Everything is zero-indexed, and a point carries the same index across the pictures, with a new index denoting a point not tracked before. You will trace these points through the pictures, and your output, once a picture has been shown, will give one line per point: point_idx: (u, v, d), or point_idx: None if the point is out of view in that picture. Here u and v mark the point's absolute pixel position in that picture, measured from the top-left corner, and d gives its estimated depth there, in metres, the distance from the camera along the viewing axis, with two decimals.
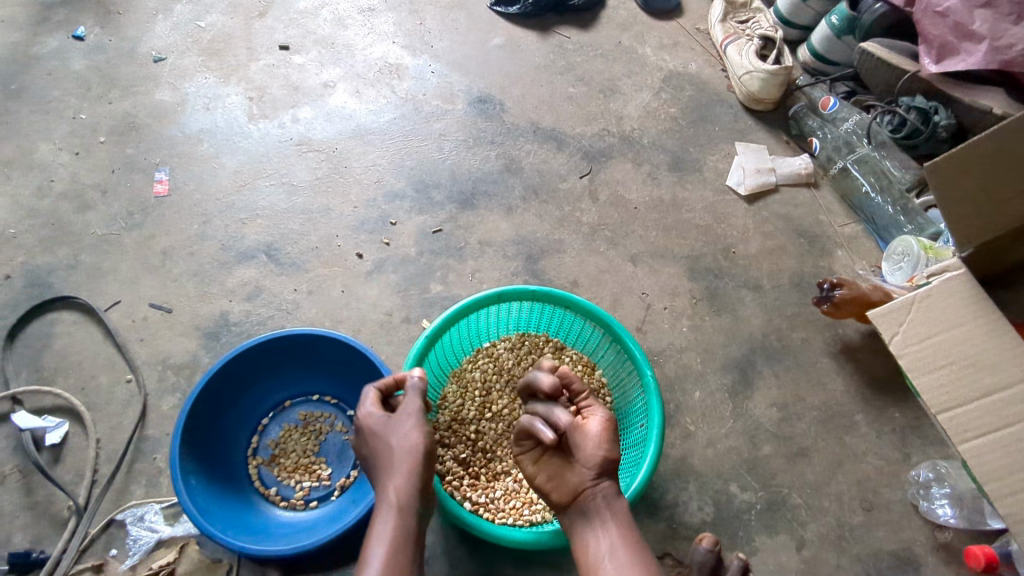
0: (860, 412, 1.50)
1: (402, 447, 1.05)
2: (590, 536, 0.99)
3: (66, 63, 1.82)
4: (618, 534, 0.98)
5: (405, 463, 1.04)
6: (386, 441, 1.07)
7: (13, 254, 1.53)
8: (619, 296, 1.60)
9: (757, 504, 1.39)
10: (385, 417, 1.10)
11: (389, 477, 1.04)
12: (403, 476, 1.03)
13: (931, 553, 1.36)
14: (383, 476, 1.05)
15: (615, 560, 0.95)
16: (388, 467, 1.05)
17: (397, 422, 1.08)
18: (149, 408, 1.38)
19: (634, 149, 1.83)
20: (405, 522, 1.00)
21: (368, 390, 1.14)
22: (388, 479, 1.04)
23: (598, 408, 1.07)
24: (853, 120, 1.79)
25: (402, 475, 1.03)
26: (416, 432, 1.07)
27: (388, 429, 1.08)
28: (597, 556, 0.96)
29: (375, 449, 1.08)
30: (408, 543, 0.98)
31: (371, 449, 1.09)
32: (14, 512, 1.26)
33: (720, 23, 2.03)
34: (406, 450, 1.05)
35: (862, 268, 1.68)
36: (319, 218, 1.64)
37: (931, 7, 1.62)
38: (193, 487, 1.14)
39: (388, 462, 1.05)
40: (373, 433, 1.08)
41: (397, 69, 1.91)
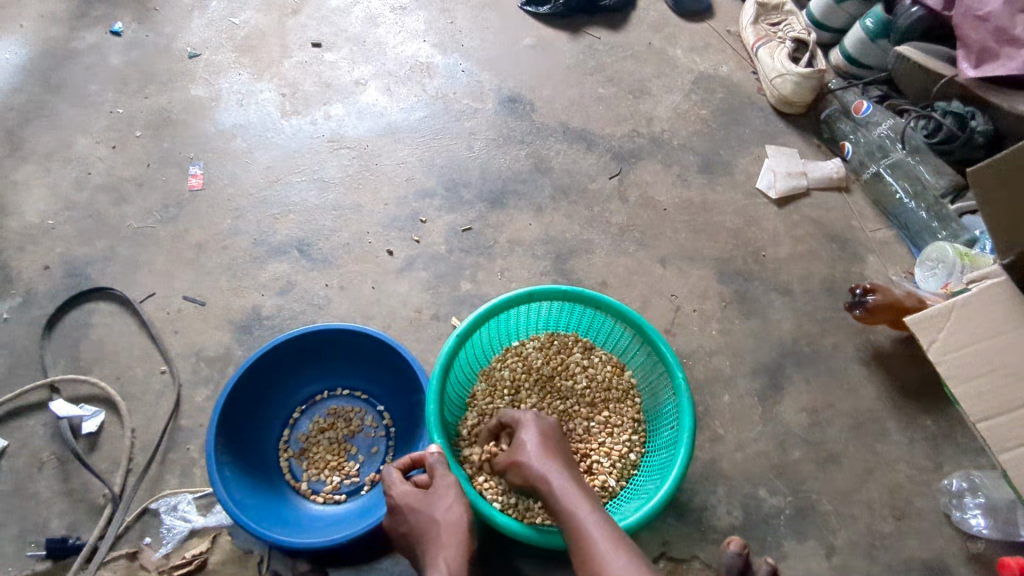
0: (891, 419, 1.48)
1: (446, 520, 1.03)
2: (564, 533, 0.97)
3: (104, 58, 1.85)
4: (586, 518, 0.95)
5: (453, 536, 1.01)
6: (429, 518, 1.03)
7: (51, 245, 1.56)
8: (648, 298, 1.60)
9: (786, 509, 1.38)
10: (421, 491, 1.07)
11: (434, 551, 1.00)
12: (450, 549, 0.99)
13: (964, 564, 1.34)
14: (428, 554, 1.00)
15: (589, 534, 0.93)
16: (435, 540, 1.01)
17: (437, 494, 1.06)
18: (183, 399, 1.40)
19: (663, 151, 1.82)
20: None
21: (389, 468, 1.13)
22: (435, 552, 1.00)
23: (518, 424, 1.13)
24: (887, 124, 1.78)
25: (452, 546, 1.00)
26: (456, 502, 1.04)
27: (427, 504, 1.05)
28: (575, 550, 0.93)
29: (416, 526, 1.04)
30: None
31: (411, 525, 1.05)
32: (52, 498, 1.29)
33: (752, 26, 2.02)
34: (450, 522, 1.02)
35: (895, 274, 1.66)
36: (351, 215, 1.65)
37: (972, 12, 1.59)
38: (227, 477, 1.15)
39: (433, 537, 1.01)
40: (412, 508, 1.05)
41: (428, 67, 1.92)
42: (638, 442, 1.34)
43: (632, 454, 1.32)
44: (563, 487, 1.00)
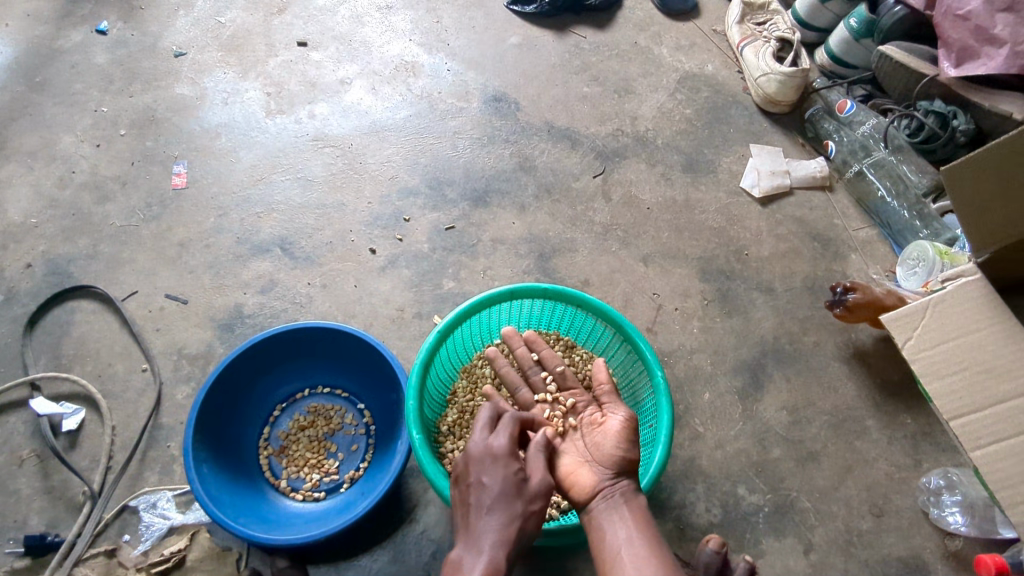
0: (871, 417, 1.49)
1: (525, 514, 0.93)
2: (608, 527, 0.97)
3: (89, 57, 1.85)
4: (637, 525, 0.96)
5: (517, 530, 0.92)
6: (512, 497, 0.94)
7: (35, 243, 1.56)
8: (630, 296, 1.60)
9: (765, 507, 1.38)
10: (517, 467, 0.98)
11: (497, 524, 0.91)
12: (512, 539, 0.90)
13: (941, 561, 1.35)
14: (487, 523, 0.91)
15: (632, 550, 0.92)
16: (500, 521, 0.91)
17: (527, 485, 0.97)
18: (164, 396, 1.40)
19: (647, 149, 1.83)
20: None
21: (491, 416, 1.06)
22: (495, 526, 0.91)
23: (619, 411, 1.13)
24: (870, 124, 1.78)
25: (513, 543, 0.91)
26: (539, 502, 0.96)
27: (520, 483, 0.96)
28: (617, 548, 0.93)
29: (495, 492, 0.94)
30: None
31: (491, 485, 0.95)
32: (31, 496, 1.29)
33: (737, 25, 2.03)
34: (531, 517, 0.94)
35: (876, 273, 1.66)
36: (334, 213, 1.65)
37: (952, 11, 1.61)
38: (205, 475, 1.16)
39: (502, 512, 0.93)
40: (508, 479, 0.95)
41: (413, 66, 1.92)
42: None
43: None
44: (627, 494, 1.01)
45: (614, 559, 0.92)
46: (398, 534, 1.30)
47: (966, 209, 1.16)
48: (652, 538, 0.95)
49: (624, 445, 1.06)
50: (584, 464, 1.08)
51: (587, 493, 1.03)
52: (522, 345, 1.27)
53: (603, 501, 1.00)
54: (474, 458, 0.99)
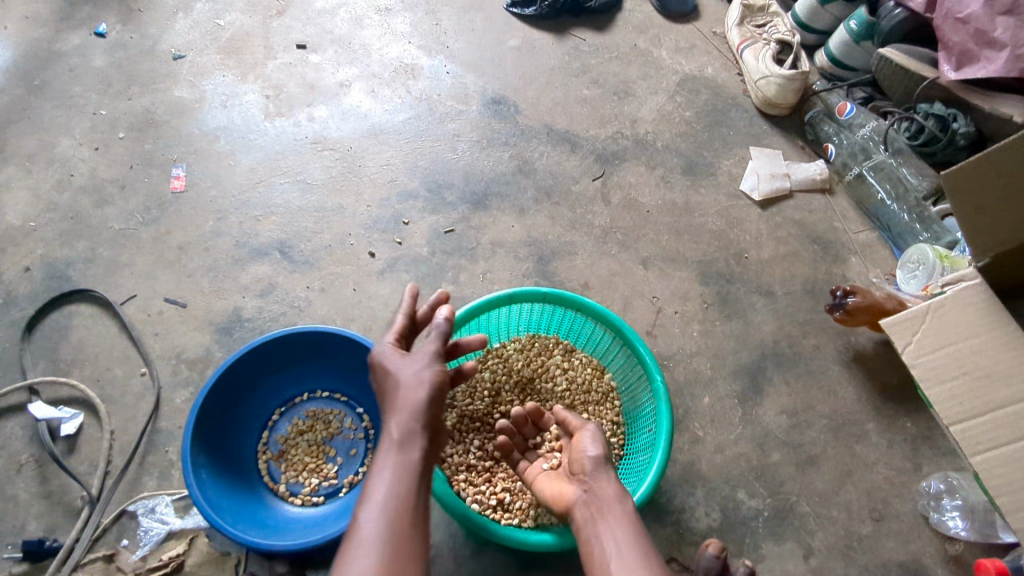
0: (871, 421, 1.49)
1: (416, 383, 1.02)
2: (595, 538, 0.96)
3: (88, 59, 1.85)
4: (623, 531, 0.95)
5: (415, 400, 1.00)
6: (398, 377, 1.03)
7: (33, 247, 1.56)
8: (630, 299, 1.60)
9: (764, 511, 1.38)
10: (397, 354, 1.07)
11: (396, 406, 1.00)
12: (413, 413, 0.99)
13: (941, 565, 1.34)
14: (389, 408, 1.01)
15: (622, 559, 0.91)
16: (397, 402, 1.00)
17: (409, 360, 1.06)
18: (163, 401, 1.40)
19: (647, 152, 1.83)
20: (413, 457, 0.95)
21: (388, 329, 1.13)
22: (396, 413, 0.99)
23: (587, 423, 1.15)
24: (870, 126, 1.77)
25: (406, 412, 0.99)
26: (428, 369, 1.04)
27: (402, 362, 1.05)
28: (605, 558, 0.93)
29: (387, 384, 1.04)
30: (403, 481, 0.92)
31: (383, 384, 1.05)
32: (29, 501, 1.29)
33: (737, 27, 2.02)
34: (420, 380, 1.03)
35: (876, 276, 1.66)
36: (333, 217, 1.65)
37: (953, 14, 1.60)
38: (204, 480, 1.16)
39: (397, 396, 1.02)
40: (386, 368, 1.05)
41: (412, 69, 1.92)
42: (616, 445, 1.35)
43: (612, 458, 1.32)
44: (613, 500, 1.00)
45: (604, 568, 0.92)
46: None
47: (964, 211, 1.16)
48: (644, 544, 0.94)
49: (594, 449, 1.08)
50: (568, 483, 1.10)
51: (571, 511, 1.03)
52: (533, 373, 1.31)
53: (587, 514, 1.00)
54: (369, 369, 1.09)
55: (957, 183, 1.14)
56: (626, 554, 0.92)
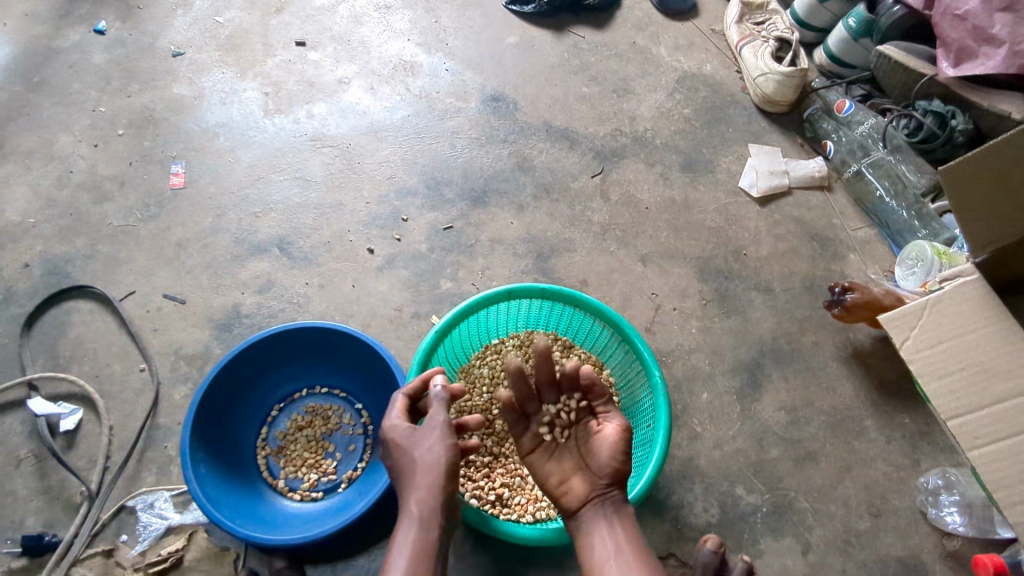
0: (869, 417, 1.49)
1: (428, 460, 1.00)
2: (598, 536, 0.98)
3: (87, 56, 1.85)
4: (627, 537, 0.97)
5: (428, 477, 0.99)
6: (412, 455, 1.02)
7: (32, 243, 1.56)
8: (629, 296, 1.60)
9: (763, 507, 1.38)
10: (408, 429, 1.05)
11: (413, 485, 0.99)
12: (428, 488, 0.97)
13: (939, 561, 1.34)
14: (405, 487, 1.00)
15: (620, 563, 0.94)
16: (412, 479, 0.99)
17: (420, 436, 1.03)
18: (162, 397, 1.40)
19: (646, 149, 1.83)
20: (431, 536, 0.94)
21: (396, 397, 1.11)
22: (411, 490, 0.98)
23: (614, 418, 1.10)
24: (869, 123, 1.78)
25: (423, 488, 0.98)
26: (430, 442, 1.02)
27: (412, 439, 1.03)
28: (604, 559, 0.95)
29: (400, 462, 1.03)
30: (428, 558, 0.92)
31: (394, 460, 1.04)
32: (28, 496, 1.29)
33: (736, 25, 2.03)
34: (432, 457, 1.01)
35: (875, 273, 1.66)
36: (332, 213, 1.65)
37: (951, 11, 1.61)
38: (202, 475, 1.16)
39: (412, 473, 1.00)
40: (397, 446, 1.04)
41: (412, 66, 1.92)
42: None
43: None
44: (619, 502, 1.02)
45: (603, 568, 0.94)
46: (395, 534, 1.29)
47: (964, 209, 1.16)
48: (642, 550, 0.96)
49: (617, 452, 1.04)
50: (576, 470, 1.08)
51: (578, 501, 1.03)
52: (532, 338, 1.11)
53: (592, 510, 1.01)
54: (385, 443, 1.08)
55: (954, 175, 1.12)
56: (624, 559, 0.94)
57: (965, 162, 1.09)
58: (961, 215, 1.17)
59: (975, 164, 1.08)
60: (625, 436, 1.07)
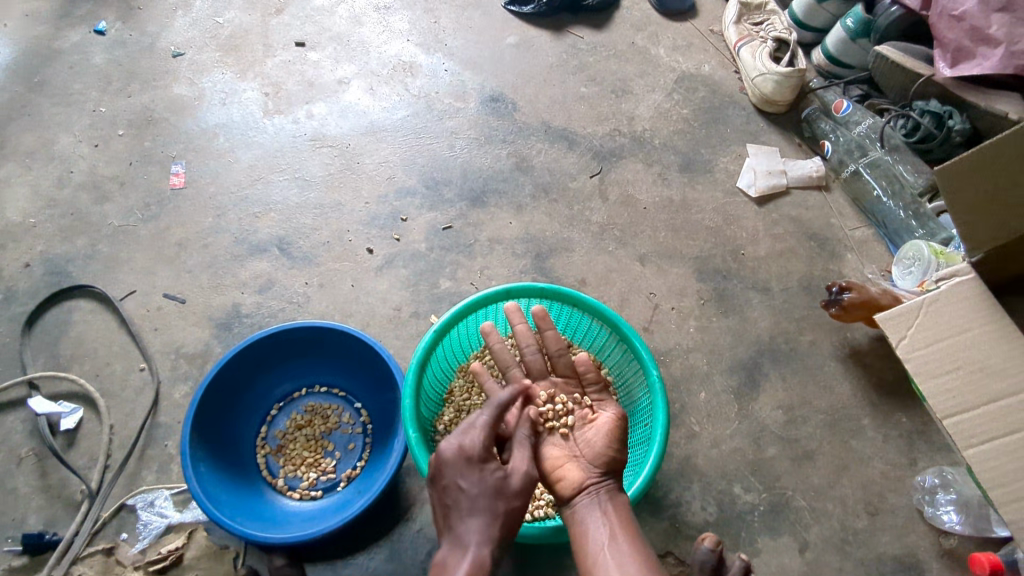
0: (866, 416, 1.49)
1: (510, 519, 0.91)
2: (591, 522, 0.98)
3: (88, 57, 1.85)
4: (621, 523, 0.97)
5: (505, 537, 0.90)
6: (490, 500, 0.91)
7: (33, 243, 1.57)
8: (627, 296, 1.61)
9: (760, 505, 1.39)
10: (498, 471, 0.94)
11: (484, 531, 0.88)
12: (499, 545, 0.88)
13: (936, 559, 1.35)
14: (472, 528, 0.88)
15: (616, 549, 0.93)
16: (489, 530, 0.89)
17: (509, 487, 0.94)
18: (162, 396, 1.41)
19: (644, 149, 1.83)
20: None
21: (482, 415, 1.00)
22: (485, 538, 0.88)
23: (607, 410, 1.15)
24: (867, 123, 1.78)
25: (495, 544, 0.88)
26: (520, 497, 0.93)
27: (497, 483, 0.93)
28: (599, 545, 0.94)
29: (472, 499, 0.91)
30: None
31: (468, 492, 0.92)
32: (29, 495, 1.30)
33: (734, 25, 2.03)
34: (513, 513, 0.92)
35: (872, 272, 1.67)
36: (331, 213, 1.66)
37: (948, 11, 1.62)
38: (202, 473, 1.16)
39: (484, 519, 0.89)
40: (483, 484, 0.92)
41: (411, 67, 1.93)
42: None
43: None
44: (615, 493, 1.02)
45: (597, 553, 0.93)
46: (394, 532, 1.30)
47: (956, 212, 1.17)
48: (635, 537, 0.96)
49: (614, 443, 1.08)
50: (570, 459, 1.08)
51: (573, 488, 1.03)
52: (521, 322, 1.22)
53: (587, 497, 1.01)
54: (451, 463, 0.94)
55: (956, 168, 1.11)
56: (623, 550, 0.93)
57: (952, 165, 1.12)
58: (953, 206, 1.17)
59: (962, 167, 1.10)
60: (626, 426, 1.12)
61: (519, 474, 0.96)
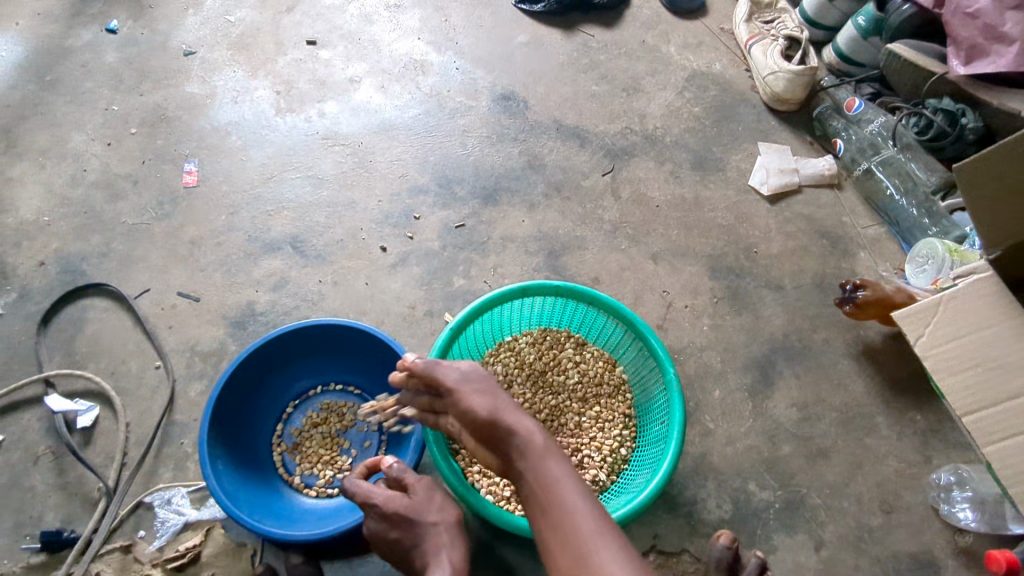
0: (880, 414, 1.50)
1: (444, 518, 1.08)
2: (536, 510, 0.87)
3: (99, 55, 1.85)
4: (564, 502, 0.85)
5: (452, 535, 1.07)
6: (425, 521, 1.06)
7: (47, 241, 1.57)
8: (640, 293, 1.61)
9: (776, 503, 1.39)
10: (408, 497, 1.08)
11: (439, 550, 1.04)
12: (453, 545, 1.06)
13: (952, 557, 1.35)
14: (427, 555, 1.05)
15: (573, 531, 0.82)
16: (437, 540, 1.06)
17: (425, 499, 1.09)
18: (177, 393, 1.41)
19: (656, 148, 1.83)
20: None
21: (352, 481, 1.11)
22: (442, 552, 1.04)
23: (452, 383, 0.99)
24: (879, 121, 1.77)
25: (449, 548, 1.05)
26: (435, 499, 1.10)
27: (420, 506, 1.07)
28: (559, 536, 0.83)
29: (412, 532, 1.06)
30: None
31: (404, 531, 1.06)
32: (46, 492, 1.30)
33: (745, 23, 2.03)
34: (442, 515, 1.08)
35: (886, 270, 1.67)
36: (345, 211, 1.66)
37: (961, 9, 1.61)
38: (220, 471, 1.17)
39: (433, 538, 1.06)
40: (407, 515, 1.06)
41: (422, 65, 1.93)
42: (628, 438, 1.36)
43: (623, 449, 1.33)
44: (539, 466, 0.89)
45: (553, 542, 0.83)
46: None
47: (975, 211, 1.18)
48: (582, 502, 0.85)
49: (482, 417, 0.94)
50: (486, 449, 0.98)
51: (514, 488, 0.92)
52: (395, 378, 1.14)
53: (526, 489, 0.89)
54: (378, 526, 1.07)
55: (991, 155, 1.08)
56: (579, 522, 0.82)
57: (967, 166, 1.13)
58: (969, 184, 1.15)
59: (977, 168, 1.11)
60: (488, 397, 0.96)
61: (422, 487, 1.10)
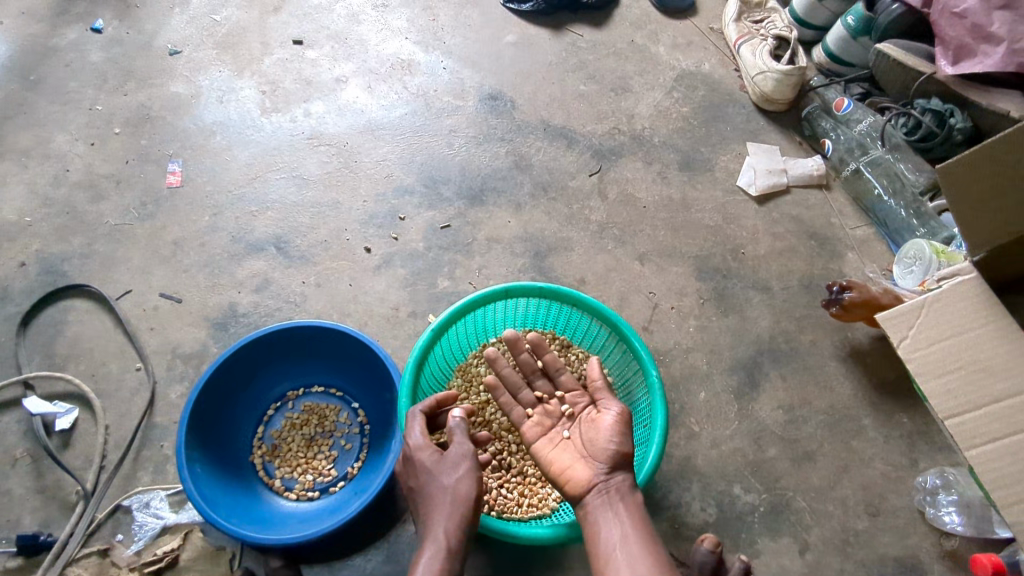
0: (867, 417, 1.48)
1: (455, 491, 1.04)
2: (602, 522, 0.99)
3: (84, 55, 1.84)
4: (630, 525, 0.97)
5: (456, 508, 1.03)
6: (438, 482, 1.05)
7: (28, 242, 1.56)
8: (626, 294, 1.60)
9: (760, 506, 1.38)
10: (436, 455, 1.08)
11: (438, 515, 1.02)
12: (450, 518, 1.02)
13: (938, 561, 1.34)
14: (430, 516, 1.03)
15: (627, 550, 0.94)
16: (438, 509, 1.03)
17: (450, 464, 1.07)
18: (158, 395, 1.40)
19: (644, 148, 1.82)
20: (450, 564, 0.99)
21: (415, 412, 1.13)
22: (438, 517, 1.02)
23: (610, 401, 1.12)
24: (868, 121, 1.77)
25: (450, 518, 1.02)
26: (462, 471, 1.06)
27: (439, 468, 1.06)
28: (610, 545, 0.96)
29: (425, 488, 1.06)
30: None
31: (419, 484, 1.08)
32: (24, 496, 1.29)
33: (734, 23, 2.02)
34: (460, 491, 1.04)
35: (873, 271, 1.66)
36: (329, 212, 1.65)
37: (949, 8, 1.61)
38: (197, 474, 1.15)
39: (439, 503, 1.04)
40: (424, 470, 1.07)
41: (409, 64, 1.92)
42: None
43: None
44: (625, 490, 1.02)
45: (609, 556, 0.95)
46: (391, 534, 1.29)
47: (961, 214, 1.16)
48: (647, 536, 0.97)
49: (616, 441, 1.06)
50: (581, 459, 1.09)
51: (583, 488, 1.04)
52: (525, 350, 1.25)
53: (598, 497, 1.02)
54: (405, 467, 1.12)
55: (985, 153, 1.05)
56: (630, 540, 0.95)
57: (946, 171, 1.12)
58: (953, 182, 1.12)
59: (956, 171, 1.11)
60: (623, 420, 1.10)
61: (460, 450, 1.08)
